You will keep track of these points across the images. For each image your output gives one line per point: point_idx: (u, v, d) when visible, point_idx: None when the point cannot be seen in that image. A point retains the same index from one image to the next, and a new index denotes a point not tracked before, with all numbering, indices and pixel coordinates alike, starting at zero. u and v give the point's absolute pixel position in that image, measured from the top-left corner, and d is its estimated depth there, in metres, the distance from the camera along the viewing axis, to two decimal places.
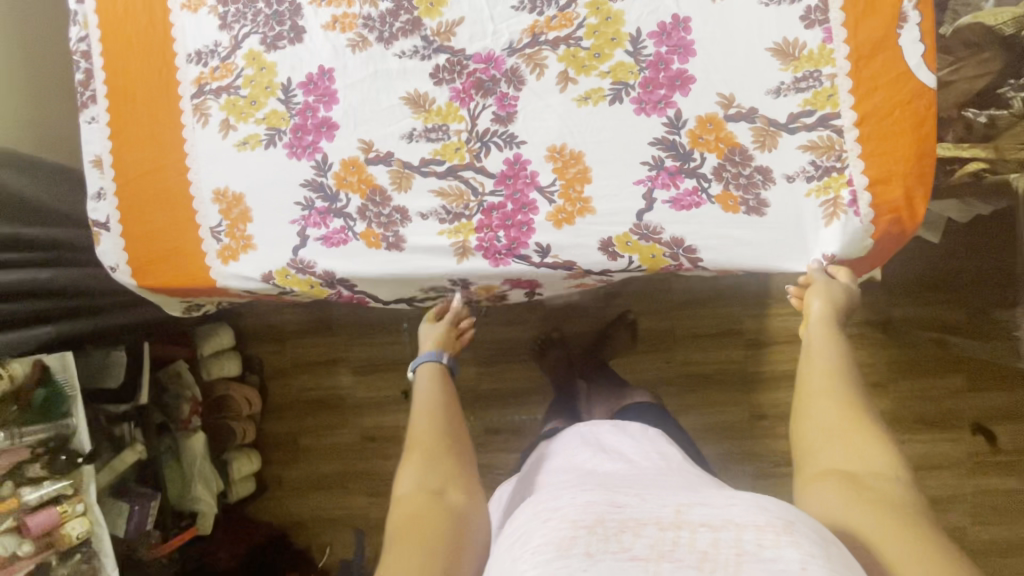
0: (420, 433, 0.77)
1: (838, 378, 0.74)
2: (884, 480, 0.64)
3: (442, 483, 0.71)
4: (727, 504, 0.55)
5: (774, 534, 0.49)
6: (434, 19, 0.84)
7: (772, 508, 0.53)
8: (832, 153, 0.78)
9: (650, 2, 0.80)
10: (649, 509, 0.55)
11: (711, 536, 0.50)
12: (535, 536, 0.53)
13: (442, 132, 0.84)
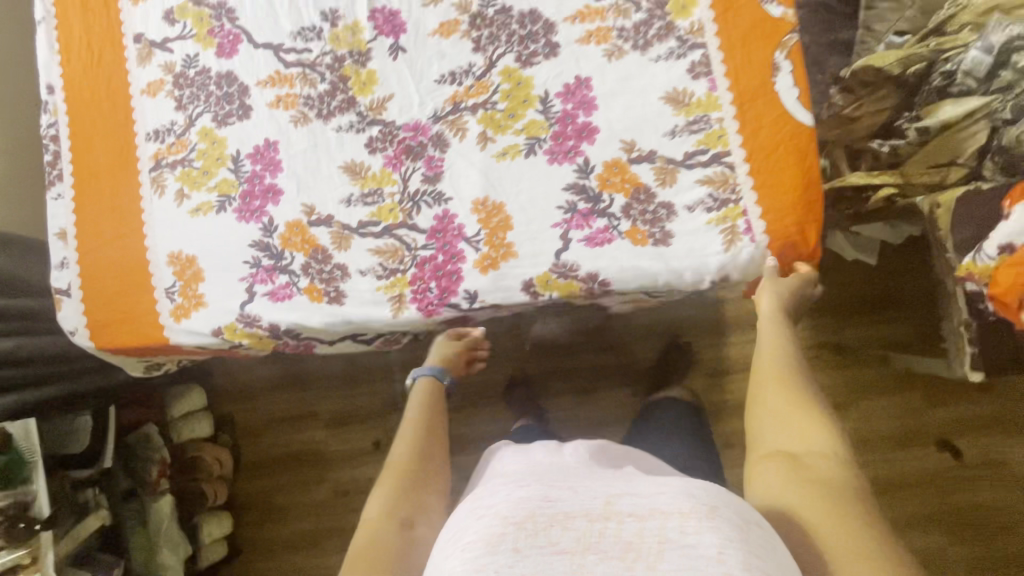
0: (399, 457, 0.81)
1: (785, 364, 0.78)
2: (822, 457, 0.66)
3: (410, 508, 0.74)
4: (655, 491, 0.57)
5: (696, 520, 0.53)
6: (367, 97, 0.93)
7: (698, 494, 0.55)
8: (727, 187, 0.86)
9: (555, 67, 0.90)
10: (581, 502, 0.56)
11: (636, 526, 0.53)
12: (468, 534, 0.56)
13: (377, 196, 0.92)
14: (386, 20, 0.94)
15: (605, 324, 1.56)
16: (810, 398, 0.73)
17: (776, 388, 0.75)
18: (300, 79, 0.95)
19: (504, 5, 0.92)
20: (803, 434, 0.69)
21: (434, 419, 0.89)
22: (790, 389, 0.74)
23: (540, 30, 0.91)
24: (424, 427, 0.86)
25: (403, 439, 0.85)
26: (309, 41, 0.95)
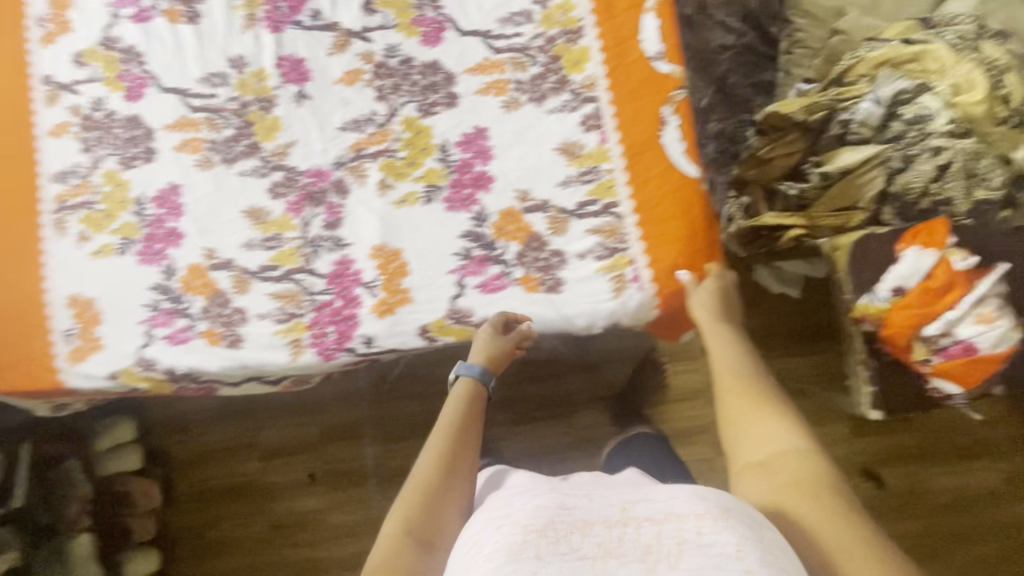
0: (426, 465, 0.67)
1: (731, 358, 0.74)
2: (787, 452, 0.61)
3: (429, 527, 0.62)
4: (668, 495, 0.56)
5: (712, 520, 0.51)
6: (271, 142, 0.95)
7: (710, 496, 0.54)
8: (616, 236, 0.90)
9: (454, 117, 0.93)
10: (598, 509, 0.55)
11: (655, 530, 0.52)
12: (488, 543, 0.53)
13: (278, 240, 0.93)
14: (292, 68, 0.96)
15: (540, 355, 1.58)
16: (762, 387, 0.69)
17: (727, 385, 0.71)
18: (206, 123, 0.96)
19: (407, 55, 0.95)
20: (764, 430, 0.64)
21: (468, 420, 0.74)
22: (740, 382, 0.70)
23: (440, 81, 0.94)
24: (455, 428, 0.72)
25: (435, 442, 0.70)
26: (216, 87, 0.96)
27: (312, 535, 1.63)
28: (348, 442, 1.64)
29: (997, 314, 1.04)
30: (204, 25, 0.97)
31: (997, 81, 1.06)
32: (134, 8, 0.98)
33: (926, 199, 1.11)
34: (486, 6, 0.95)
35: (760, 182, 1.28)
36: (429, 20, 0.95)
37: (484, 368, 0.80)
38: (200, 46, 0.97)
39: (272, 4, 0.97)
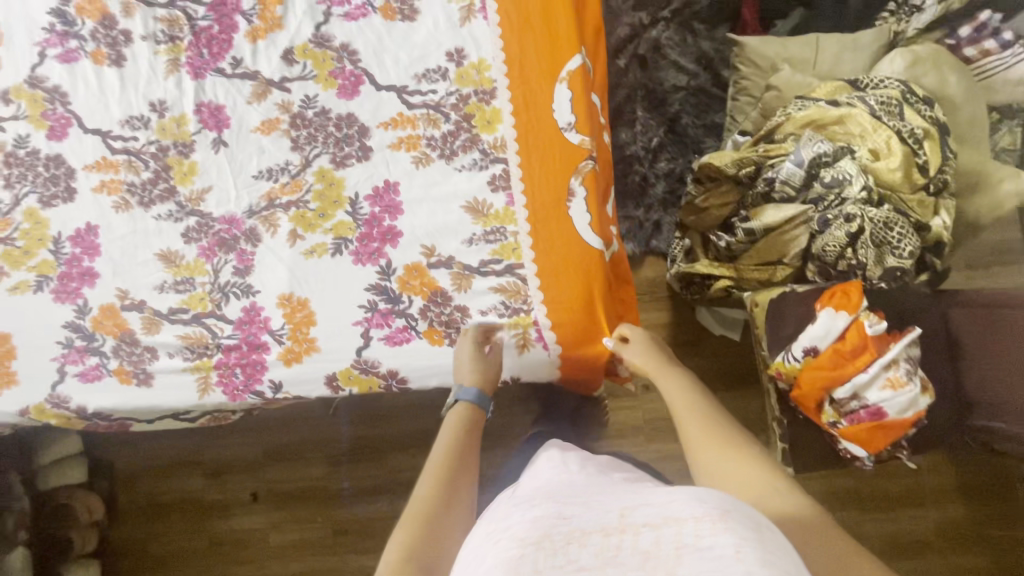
0: (430, 486, 0.66)
1: (690, 397, 0.76)
2: (772, 479, 0.62)
3: (432, 553, 0.60)
4: (667, 497, 0.50)
5: (711, 522, 0.45)
6: (187, 187, 0.96)
7: (710, 497, 0.48)
8: (519, 297, 0.91)
9: (367, 169, 0.95)
10: (593, 518, 0.50)
11: (653, 536, 0.46)
12: (485, 561, 0.49)
13: (189, 284, 0.94)
14: (211, 115, 0.98)
15: None
16: (725, 421, 0.71)
17: (694, 423, 0.72)
18: (125, 165, 0.98)
19: (324, 107, 0.97)
20: (745, 463, 0.65)
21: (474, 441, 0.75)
22: (703, 419, 0.72)
23: (355, 133, 0.96)
24: (457, 447, 0.73)
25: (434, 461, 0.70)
26: (136, 130, 0.98)
27: (254, 553, 1.63)
28: (292, 463, 1.65)
29: (907, 379, 1.03)
30: (127, 68, 0.99)
31: (913, 150, 1.08)
32: (61, 48, 1.01)
33: (843, 262, 1.10)
34: (403, 61, 0.97)
35: (699, 228, 1.30)
36: (347, 73, 0.97)
37: (479, 390, 0.81)
38: (123, 89, 0.99)
39: (195, 50, 0.99)
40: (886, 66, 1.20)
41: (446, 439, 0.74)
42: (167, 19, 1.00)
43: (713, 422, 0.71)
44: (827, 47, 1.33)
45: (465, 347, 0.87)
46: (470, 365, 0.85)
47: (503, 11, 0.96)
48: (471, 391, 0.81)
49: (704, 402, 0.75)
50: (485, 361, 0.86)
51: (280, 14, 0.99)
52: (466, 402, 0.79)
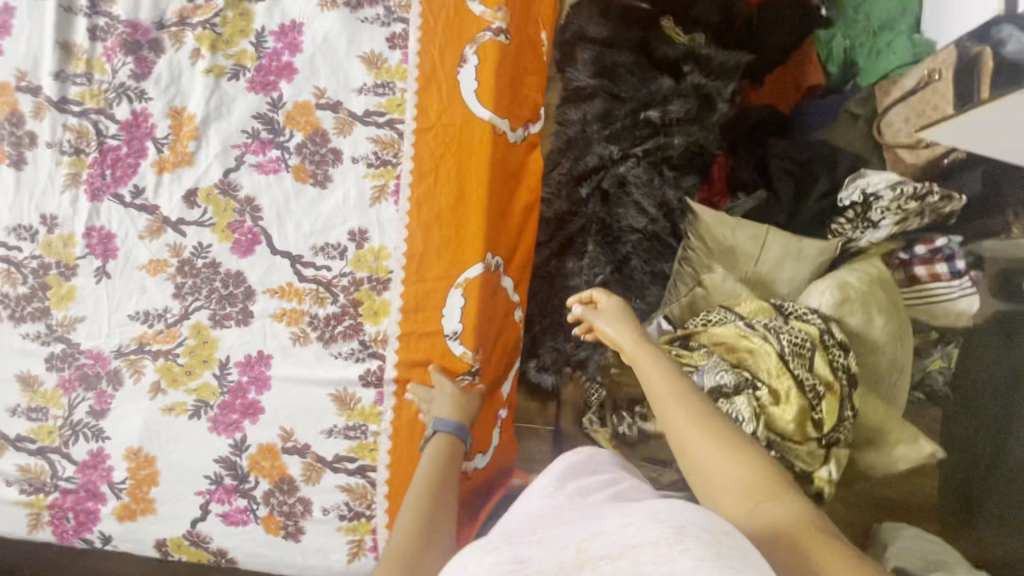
0: (401, 536, 0.71)
1: (674, 380, 0.75)
2: (755, 481, 0.63)
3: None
4: (622, 526, 0.49)
5: (666, 547, 0.44)
6: (61, 311, 0.93)
7: (664, 518, 0.48)
8: (364, 500, 0.89)
9: (243, 334, 0.92)
10: (550, 556, 0.48)
11: (610, 570, 0.45)
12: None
13: (41, 413, 0.91)
14: (100, 242, 0.94)
15: None
16: (709, 408, 0.71)
17: (681, 415, 0.71)
18: (3, 275, 0.94)
19: (215, 259, 0.93)
20: (729, 466, 0.65)
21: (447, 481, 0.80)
22: (688, 410, 0.71)
23: (240, 293, 0.92)
24: (431, 491, 0.78)
25: (408, 511, 0.75)
26: (21, 240, 0.95)
27: None
28: None
29: None
30: (26, 172, 0.96)
31: (811, 405, 1.05)
32: None
33: None
34: (306, 228, 0.93)
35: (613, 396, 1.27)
36: (245, 229, 0.94)
37: (457, 423, 0.85)
38: (18, 194, 0.95)
39: (98, 169, 0.95)
40: (815, 295, 1.18)
41: (424, 476, 0.81)
42: (77, 128, 0.96)
43: (698, 413, 0.71)
44: (771, 251, 1.31)
45: (448, 386, 0.89)
46: (451, 402, 0.88)
47: (414, 199, 0.93)
48: (448, 423, 0.85)
49: (691, 390, 0.74)
50: (468, 403, 0.89)
51: (191, 151, 0.95)
52: (443, 435, 0.84)
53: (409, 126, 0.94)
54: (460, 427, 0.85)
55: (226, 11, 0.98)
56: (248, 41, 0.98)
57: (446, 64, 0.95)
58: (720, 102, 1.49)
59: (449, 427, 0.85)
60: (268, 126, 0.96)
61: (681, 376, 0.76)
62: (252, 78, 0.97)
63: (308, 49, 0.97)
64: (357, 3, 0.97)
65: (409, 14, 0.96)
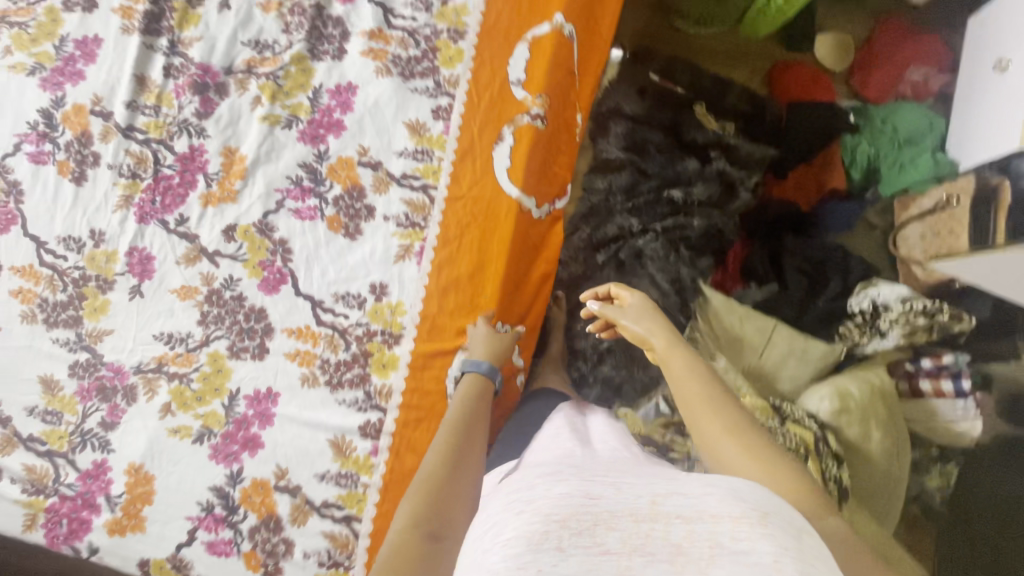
0: (433, 469, 0.64)
1: (710, 390, 0.72)
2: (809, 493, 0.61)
3: (442, 513, 0.59)
4: (700, 491, 0.48)
5: (748, 526, 0.44)
6: (92, 322, 0.99)
7: (748, 499, 0.47)
8: (345, 549, 0.89)
9: (256, 369, 0.96)
10: (621, 501, 0.49)
11: (684, 530, 0.45)
12: (507, 529, 0.48)
13: (56, 417, 0.96)
14: (139, 263, 1.01)
15: None
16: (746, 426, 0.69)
17: (717, 429, 0.68)
18: (46, 281, 1.01)
19: (242, 293, 0.99)
20: (781, 484, 0.62)
21: (478, 415, 0.76)
22: (725, 425, 0.68)
23: (259, 329, 0.97)
24: (461, 426, 0.73)
25: (440, 440, 0.70)
26: (69, 250, 1.01)
27: None
28: None
29: None
30: (84, 189, 1.03)
31: None
32: (35, 147, 1.05)
33: None
34: (330, 276, 0.99)
35: None
36: (275, 268, 0.99)
37: (490, 365, 0.86)
38: (73, 208, 1.03)
39: (149, 195, 1.02)
40: (815, 400, 1.19)
41: (454, 412, 0.77)
42: (137, 154, 1.04)
43: (736, 427, 0.68)
44: (777, 345, 1.33)
45: (481, 327, 0.92)
46: (486, 340, 0.90)
47: (436, 263, 0.98)
48: (476, 363, 0.86)
49: (728, 400, 0.71)
50: (500, 342, 0.91)
51: (236, 189, 1.02)
52: (472, 374, 0.85)
53: (441, 193, 1.00)
54: (488, 366, 0.86)
55: (290, 66, 1.07)
56: (305, 95, 1.05)
57: (483, 140, 1.02)
58: (743, 189, 1.56)
59: (475, 366, 0.86)
60: (311, 175, 1.02)
61: (714, 382, 0.73)
62: (303, 129, 1.04)
63: (359, 110, 1.04)
64: (409, 74, 1.05)
65: (455, 90, 1.04)
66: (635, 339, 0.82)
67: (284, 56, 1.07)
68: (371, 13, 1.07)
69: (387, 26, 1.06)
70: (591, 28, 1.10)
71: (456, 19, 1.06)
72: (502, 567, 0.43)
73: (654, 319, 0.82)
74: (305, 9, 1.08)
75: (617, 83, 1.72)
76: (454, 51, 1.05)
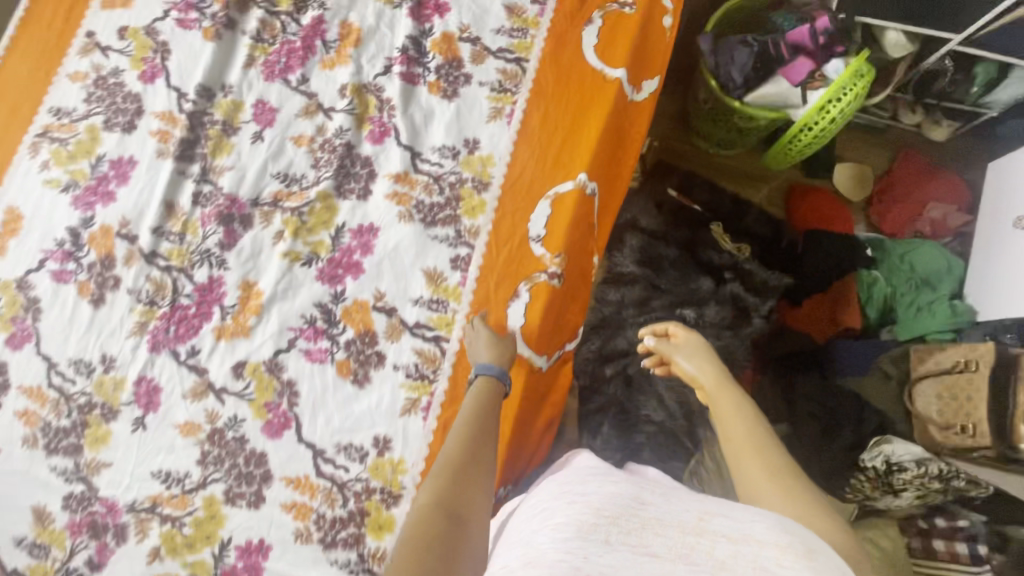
0: (451, 453, 0.79)
1: (752, 428, 0.87)
2: (829, 524, 0.70)
3: (462, 495, 0.73)
4: (750, 519, 0.63)
5: (793, 556, 0.57)
6: (93, 452, 0.98)
7: (796, 534, 0.60)
8: None
9: (251, 518, 0.94)
10: (672, 516, 0.65)
11: (728, 549, 0.59)
12: (560, 517, 0.68)
13: (43, 552, 0.94)
14: (146, 393, 1.00)
15: None
16: (777, 457, 0.81)
17: (752, 460, 0.82)
18: (51, 404, 1.00)
19: (246, 435, 0.98)
20: (789, 500, 0.74)
21: (490, 414, 0.86)
22: (761, 459, 0.81)
23: (258, 474, 0.96)
24: (477, 419, 0.85)
25: (459, 433, 0.83)
26: (78, 373, 1.02)
27: None
28: None
29: None
30: (102, 312, 1.04)
31: None
32: (59, 265, 1.06)
33: None
34: (334, 424, 0.97)
35: None
36: (280, 411, 0.99)
37: (501, 369, 0.92)
38: (88, 330, 1.03)
39: (164, 324, 1.03)
40: None
41: (467, 409, 0.87)
42: (157, 282, 1.05)
43: (774, 467, 0.80)
44: None
45: (482, 330, 0.97)
46: (488, 343, 0.95)
47: (442, 420, 0.96)
48: (485, 365, 0.92)
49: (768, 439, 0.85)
50: (506, 347, 0.96)
51: (251, 324, 1.03)
52: (483, 377, 0.91)
53: (452, 346, 0.99)
54: (498, 369, 0.91)
55: (315, 202, 1.08)
56: (328, 233, 1.07)
57: (498, 296, 1.01)
58: (754, 317, 1.54)
59: (489, 369, 0.91)
60: (325, 316, 1.02)
61: (758, 426, 0.88)
62: (322, 268, 1.05)
63: (379, 252, 1.05)
64: (431, 221, 1.06)
65: (474, 240, 1.04)
66: (694, 383, 1.03)
67: (310, 192, 1.09)
68: (399, 156, 1.09)
69: (414, 170, 1.08)
70: (611, 181, 1.11)
71: (482, 169, 1.07)
72: (551, 546, 0.63)
73: (712, 371, 1.01)
74: (335, 146, 1.10)
75: (635, 196, 1.73)
76: (477, 202, 1.06)
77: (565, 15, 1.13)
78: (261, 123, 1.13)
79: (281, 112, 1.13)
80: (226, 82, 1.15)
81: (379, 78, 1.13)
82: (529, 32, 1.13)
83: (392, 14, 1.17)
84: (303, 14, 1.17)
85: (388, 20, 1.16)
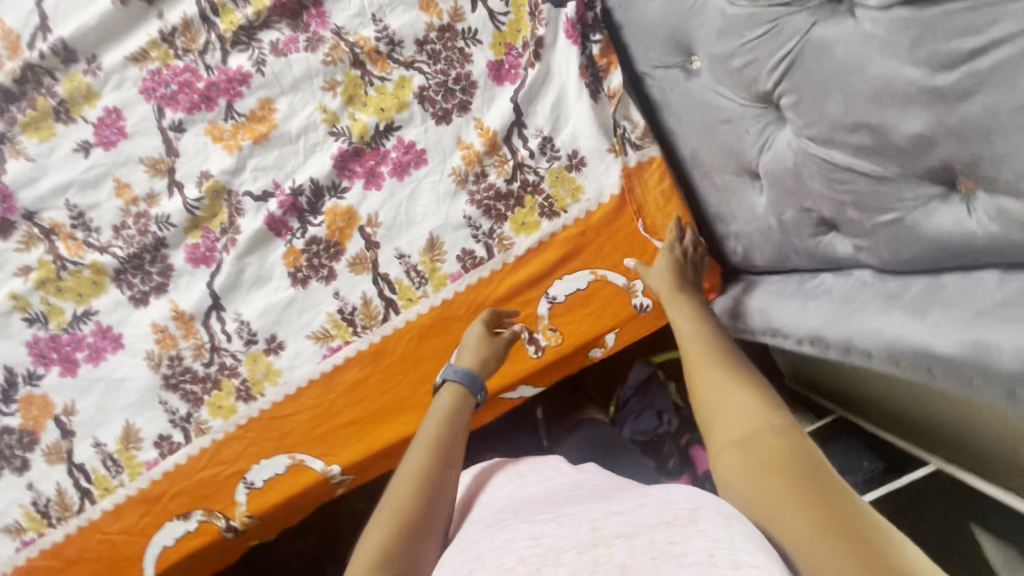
0: (399, 492, 0.61)
1: (708, 335, 0.71)
2: (767, 432, 0.53)
3: (416, 545, 0.56)
4: (636, 510, 0.46)
5: (681, 527, 0.41)
6: None
7: (679, 501, 0.45)
8: None
9: None
10: (565, 535, 0.45)
11: (626, 547, 0.41)
12: None
13: None
14: None
15: None
16: (728, 362, 0.65)
17: (701, 370, 0.66)
18: None
19: None
20: (730, 410, 0.58)
21: (455, 432, 0.70)
22: (709, 363, 0.66)
23: None
24: (440, 443, 0.67)
25: (414, 459, 0.66)
26: None
27: None
28: None
29: None
30: None
31: None
32: None
33: None
34: None
35: None
36: None
37: (470, 371, 0.78)
38: None
39: None
40: None
41: (428, 430, 0.70)
42: None
43: (723, 372, 0.64)
44: None
45: (476, 328, 0.85)
46: (476, 340, 0.83)
47: (29, 564, 0.88)
48: (460, 369, 0.78)
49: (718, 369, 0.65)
50: (493, 350, 0.83)
51: None
52: (453, 384, 0.77)
53: (93, 512, 0.89)
54: (467, 373, 0.78)
55: (85, 268, 0.90)
56: (73, 307, 0.90)
57: (169, 504, 0.90)
58: None
59: (462, 375, 0.78)
60: (5, 385, 0.89)
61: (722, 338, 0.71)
62: (39, 338, 0.90)
63: (102, 369, 0.90)
64: (173, 383, 0.91)
65: (195, 436, 0.90)
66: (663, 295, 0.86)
67: (88, 253, 0.90)
68: (199, 295, 0.91)
69: (200, 320, 0.91)
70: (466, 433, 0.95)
71: (260, 377, 0.91)
72: None
73: (665, 281, 0.81)
74: (148, 231, 0.90)
75: None
76: (228, 405, 0.91)
77: (466, 303, 0.91)
78: (98, 137, 0.89)
79: (127, 140, 0.90)
80: (96, 58, 0.89)
81: (247, 198, 0.90)
82: (425, 287, 0.92)
83: (321, 139, 0.91)
84: (233, 53, 0.89)
85: (311, 143, 0.91)
